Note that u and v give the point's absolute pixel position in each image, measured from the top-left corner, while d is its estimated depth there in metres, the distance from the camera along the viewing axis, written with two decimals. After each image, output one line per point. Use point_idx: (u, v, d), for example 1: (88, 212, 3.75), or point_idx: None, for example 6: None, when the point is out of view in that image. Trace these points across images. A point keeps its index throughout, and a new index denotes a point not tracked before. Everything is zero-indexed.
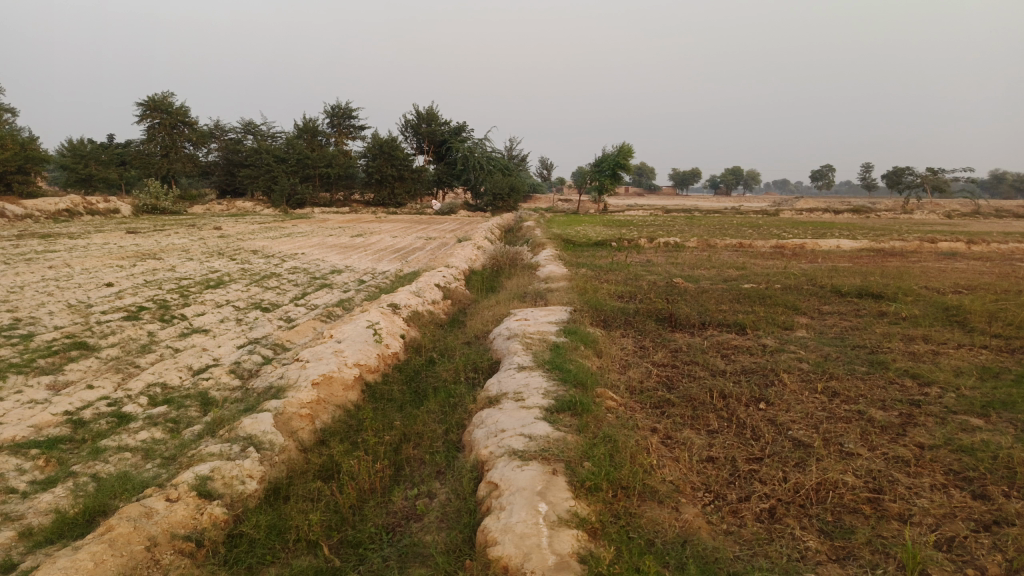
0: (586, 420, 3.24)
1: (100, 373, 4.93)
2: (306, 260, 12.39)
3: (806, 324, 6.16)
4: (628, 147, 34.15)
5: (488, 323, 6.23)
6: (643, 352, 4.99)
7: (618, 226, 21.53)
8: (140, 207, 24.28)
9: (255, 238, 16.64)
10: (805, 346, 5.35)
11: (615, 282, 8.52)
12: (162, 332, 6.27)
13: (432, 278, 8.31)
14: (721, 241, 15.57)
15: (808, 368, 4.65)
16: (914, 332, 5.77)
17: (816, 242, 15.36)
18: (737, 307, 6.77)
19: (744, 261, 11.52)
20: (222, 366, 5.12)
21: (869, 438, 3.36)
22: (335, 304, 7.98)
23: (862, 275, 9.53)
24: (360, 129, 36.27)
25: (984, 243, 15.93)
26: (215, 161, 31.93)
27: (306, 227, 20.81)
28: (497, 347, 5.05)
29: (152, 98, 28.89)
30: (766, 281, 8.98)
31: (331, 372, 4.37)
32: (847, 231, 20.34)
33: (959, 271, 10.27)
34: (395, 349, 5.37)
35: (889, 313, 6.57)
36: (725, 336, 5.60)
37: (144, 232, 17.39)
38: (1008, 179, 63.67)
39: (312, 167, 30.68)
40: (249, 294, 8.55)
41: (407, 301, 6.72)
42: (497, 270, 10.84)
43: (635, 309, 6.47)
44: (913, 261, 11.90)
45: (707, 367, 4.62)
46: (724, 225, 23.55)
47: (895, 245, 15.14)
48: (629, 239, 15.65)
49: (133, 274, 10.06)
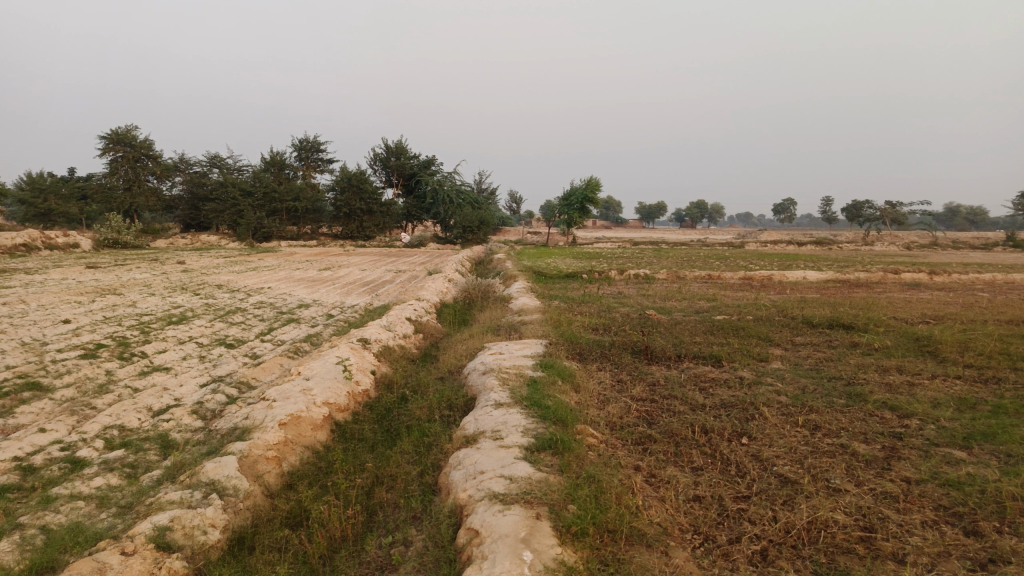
0: (568, 458, 3.13)
1: (54, 415, 4.68)
2: (273, 294, 12.14)
3: (781, 356, 6.14)
4: (596, 181, 34.53)
5: (461, 357, 6.10)
6: (620, 386, 4.91)
7: (588, 258, 21.61)
8: (101, 241, 23.75)
9: (220, 272, 16.32)
10: (782, 378, 5.31)
11: (588, 315, 8.45)
12: (121, 371, 6.02)
13: (403, 311, 8.16)
14: (689, 273, 15.69)
15: (787, 401, 4.59)
16: (888, 362, 5.79)
17: (783, 274, 15.56)
18: (712, 339, 6.74)
19: (714, 292, 11.58)
20: (184, 406, 4.91)
21: (855, 473, 3.29)
22: (302, 339, 7.77)
23: (832, 306, 9.61)
24: (328, 163, 36.18)
25: (946, 273, 16.29)
26: (180, 195, 31.47)
27: (273, 261, 20.54)
28: (472, 382, 4.92)
29: (115, 132, 28.52)
30: (738, 312, 8.99)
31: (299, 411, 4.19)
32: (812, 262, 20.67)
33: (925, 302, 10.43)
34: (365, 386, 5.21)
35: (862, 344, 6.59)
36: (701, 369, 5.54)
37: (105, 266, 16.94)
38: (962, 211, 65.71)
39: (279, 201, 30.40)
40: (213, 330, 8.30)
41: (378, 335, 6.56)
42: (468, 303, 10.73)
43: (610, 341, 6.40)
44: (879, 291, 12.07)
45: (686, 401, 4.54)
46: (692, 257, 23.80)
47: (860, 276, 15.39)
48: (600, 271, 15.67)
49: (91, 310, 9.73)
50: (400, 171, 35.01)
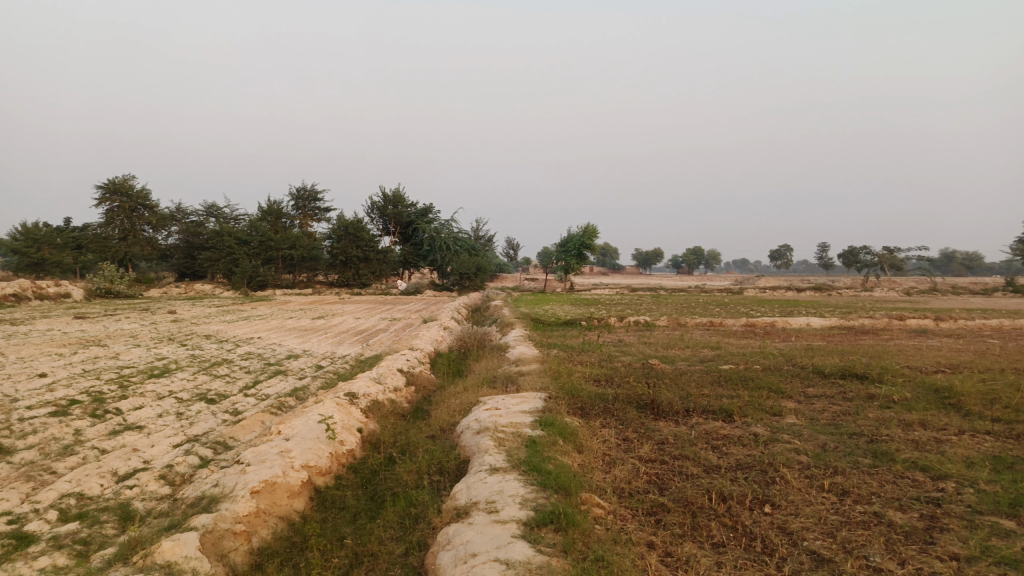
0: (573, 536, 2.76)
1: (8, 482, 4.26)
2: (263, 344, 11.79)
3: (795, 410, 5.76)
4: (593, 228, 34.48)
5: (455, 413, 5.69)
6: (627, 445, 4.51)
7: (586, 305, 21.31)
8: (93, 290, 23.43)
9: (212, 322, 15.96)
10: (800, 435, 4.92)
11: (588, 364, 8.08)
12: (90, 430, 5.60)
13: (394, 362, 7.80)
14: (689, 320, 15.36)
15: (808, 462, 4.20)
16: (910, 416, 5.40)
17: (785, 320, 15.24)
18: (720, 391, 6.37)
19: (717, 340, 11.22)
20: (151, 471, 4.51)
21: (897, 548, 2.91)
22: (288, 393, 7.38)
23: (842, 354, 9.25)
24: (324, 212, 36.22)
25: (952, 319, 15.97)
26: (175, 244, 31.27)
27: (267, 310, 20.26)
28: (465, 443, 4.52)
29: (112, 181, 28.49)
30: (745, 361, 8.62)
31: (274, 477, 3.81)
32: (813, 309, 20.31)
33: (937, 349, 10.10)
34: (351, 446, 4.83)
35: (879, 396, 6.22)
36: (712, 425, 5.14)
37: (94, 317, 16.53)
38: (957, 257, 66.12)
39: (275, 249, 30.20)
40: (195, 384, 7.90)
41: (366, 389, 6.18)
42: (464, 352, 10.35)
43: (613, 395, 6.02)
44: (887, 338, 11.74)
45: (699, 462, 4.16)
46: (692, 303, 23.54)
47: (864, 322, 15.07)
48: (599, 318, 15.34)
49: (72, 363, 9.32)
50: (397, 219, 35.05)
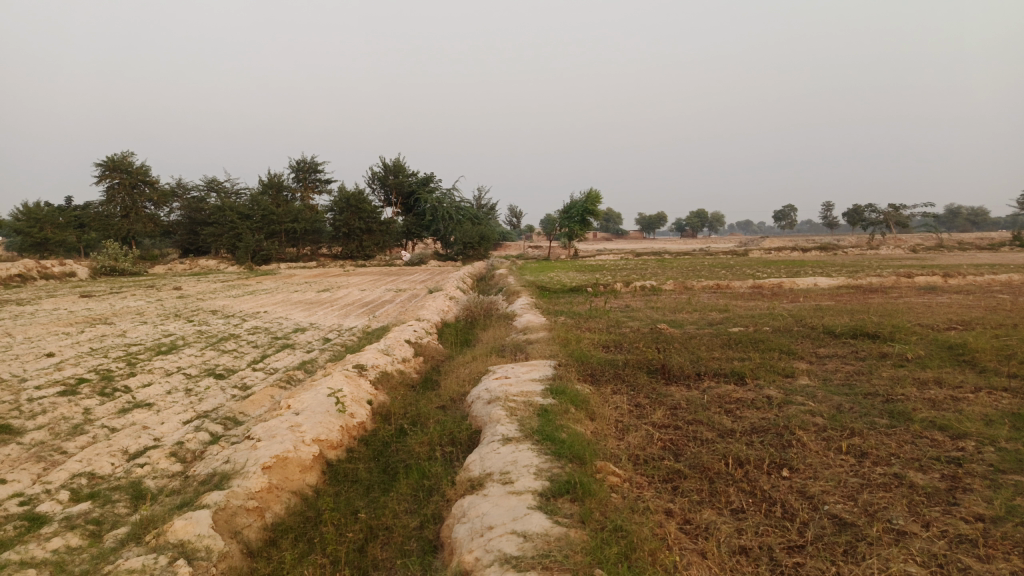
0: (589, 506, 2.71)
1: (18, 463, 4.23)
2: (269, 318, 11.76)
3: (808, 370, 5.71)
4: (596, 193, 34.26)
5: (465, 383, 5.65)
6: (639, 411, 4.47)
7: (591, 271, 21.23)
8: (97, 269, 23.42)
9: (217, 297, 15.94)
10: (814, 396, 4.87)
11: (596, 331, 8.03)
12: (99, 409, 5.59)
13: (402, 333, 7.77)
14: (696, 283, 15.27)
15: (824, 423, 4.14)
16: (924, 375, 5.34)
17: (792, 281, 15.15)
18: (731, 354, 6.31)
19: (725, 303, 11.15)
20: (162, 448, 4.49)
21: (920, 511, 2.86)
22: (296, 367, 7.36)
23: (852, 314, 9.18)
24: (326, 184, 36.02)
25: (961, 275, 15.85)
26: (177, 220, 31.18)
27: (271, 283, 20.21)
28: (476, 413, 4.48)
29: (111, 158, 28.30)
30: (754, 323, 8.56)
31: (285, 452, 3.78)
32: (820, 268, 20.19)
33: (947, 306, 10.02)
34: (361, 418, 4.80)
35: (892, 355, 6.16)
36: (725, 388, 5.10)
37: (100, 295, 16.52)
38: (963, 212, 65.65)
39: (278, 223, 30.09)
40: (203, 360, 7.88)
41: (375, 361, 6.14)
42: (471, 322, 10.30)
43: (624, 360, 5.97)
44: (896, 296, 11.66)
45: (713, 426, 4.11)
46: (698, 266, 23.42)
47: (872, 281, 14.97)
48: (604, 284, 15.27)
49: (79, 342, 9.31)
50: (399, 189, 34.85)
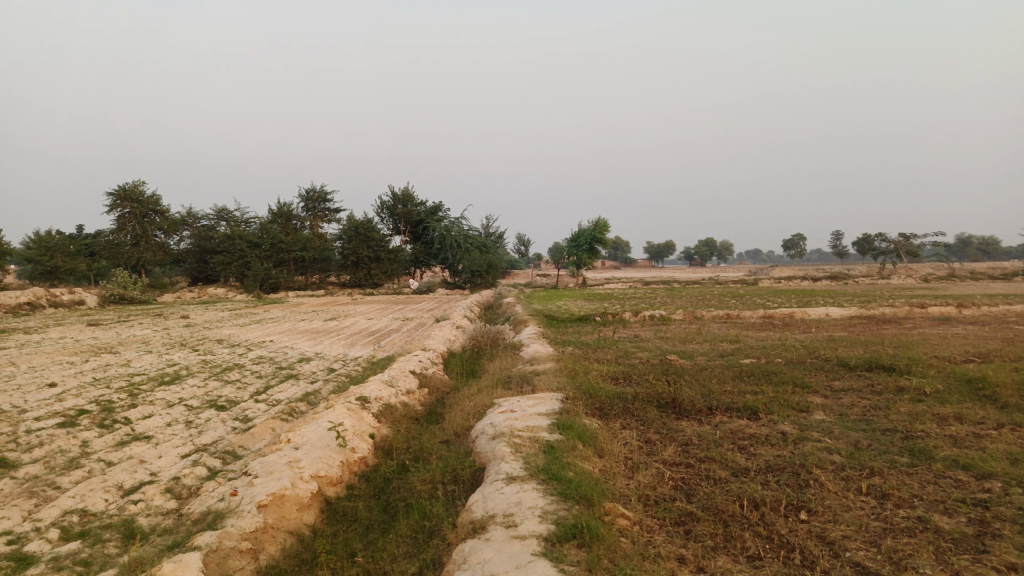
0: (597, 553, 2.57)
1: (9, 498, 4.11)
2: (275, 347, 11.69)
3: (823, 405, 5.54)
4: (604, 222, 34.28)
5: (469, 417, 5.51)
6: (649, 448, 4.32)
7: (600, 300, 21.09)
8: (106, 297, 23.45)
9: (224, 326, 15.89)
10: (829, 432, 4.71)
11: (605, 362, 7.87)
12: (97, 442, 5.47)
13: (407, 363, 7.65)
14: (705, 313, 15.09)
15: (842, 462, 3.98)
16: (944, 410, 5.17)
17: (804, 311, 14.95)
18: (743, 387, 6.14)
19: (736, 333, 10.97)
20: (157, 484, 4.37)
21: (948, 558, 2.70)
22: (299, 398, 7.24)
23: (866, 345, 9.00)
24: (335, 213, 36.21)
25: (975, 306, 15.63)
26: (187, 249, 31.33)
27: (279, 312, 20.17)
28: (480, 449, 4.34)
29: (123, 187, 28.53)
30: (766, 355, 8.39)
31: (282, 490, 3.65)
32: (831, 298, 19.97)
33: (962, 337, 9.82)
34: (362, 453, 4.67)
35: (910, 389, 5.98)
36: (737, 424, 4.94)
37: (107, 324, 16.50)
38: (974, 241, 65.33)
39: (286, 251, 30.17)
40: (205, 390, 7.77)
41: (378, 392, 6.01)
42: (477, 352, 10.18)
43: (633, 394, 5.81)
44: (910, 327, 11.46)
45: (726, 464, 3.96)
46: (707, 295, 23.25)
47: (884, 311, 14.77)
48: (613, 313, 15.12)
49: (82, 371, 9.22)
50: (407, 218, 34.99)
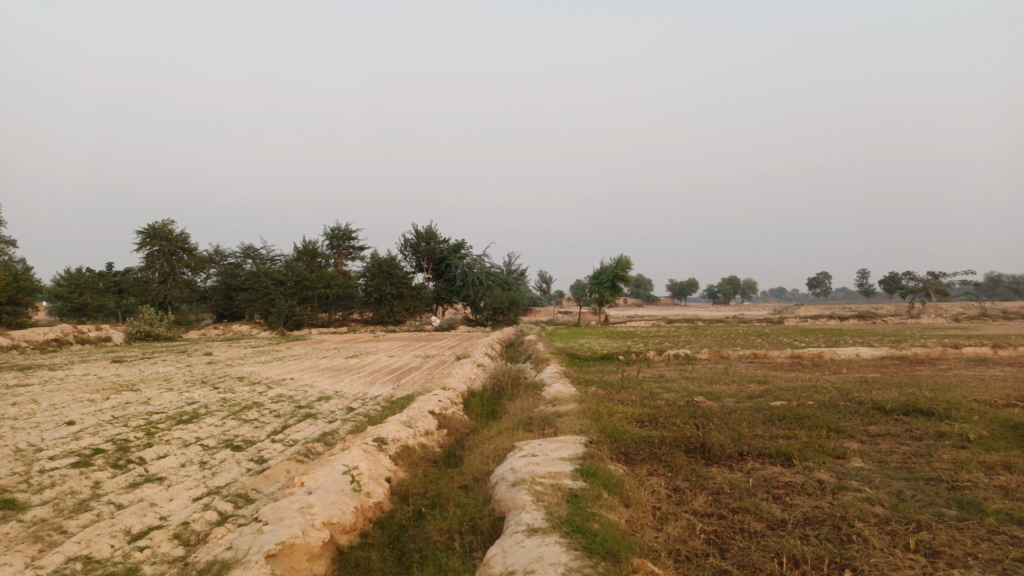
0: None
1: (14, 544, 3.99)
2: (294, 385, 11.58)
3: (860, 451, 5.27)
4: (627, 259, 34.18)
5: (489, 461, 5.31)
6: (678, 497, 4.09)
7: (623, 338, 20.83)
8: (133, 334, 23.63)
9: (246, 363, 15.86)
10: (870, 481, 4.45)
11: (629, 403, 7.64)
12: (109, 483, 5.36)
13: (426, 403, 7.49)
14: (731, 352, 14.77)
15: (885, 515, 3.73)
16: (991, 458, 4.88)
17: (833, 351, 14.57)
18: (775, 432, 5.88)
19: (763, 374, 10.67)
20: (166, 529, 4.22)
21: None
22: (316, 438, 7.10)
23: (901, 388, 8.67)
24: (358, 250, 36.50)
25: (1012, 346, 15.14)
26: (213, 286, 31.61)
27: (301, 349, 20.14)
28: (500, 497, 4.15)
29: (152, 226, 29.01)
30: (796, 397, 8.10)
31: (292, 538, 3.49)
32: (859, 338, 19.53)
33: (1001, 380, 9.44)
34: (378, 498, 4.50)
35: (952, 435, 5.69)
36: (771, 471, 4.70)
37: (131, 361, 16.56)
38: (1005, 280, 64.18)
39: (310, 289, 30.34)
40: (222, 429, 7.66)
41: (396, 434, 5.85)
42: (498, 391, 9.98)
43: (659, 437, 5.59)
44: (945, 369, 11.08)
45: (761, 516, 3.73)
46: (731, 334, 22.89)
47: (917, 351, 14.35)
48: (636, 351, 14.87)
49: (102, 409, 9.17)
50: (430, 255, 35.21)
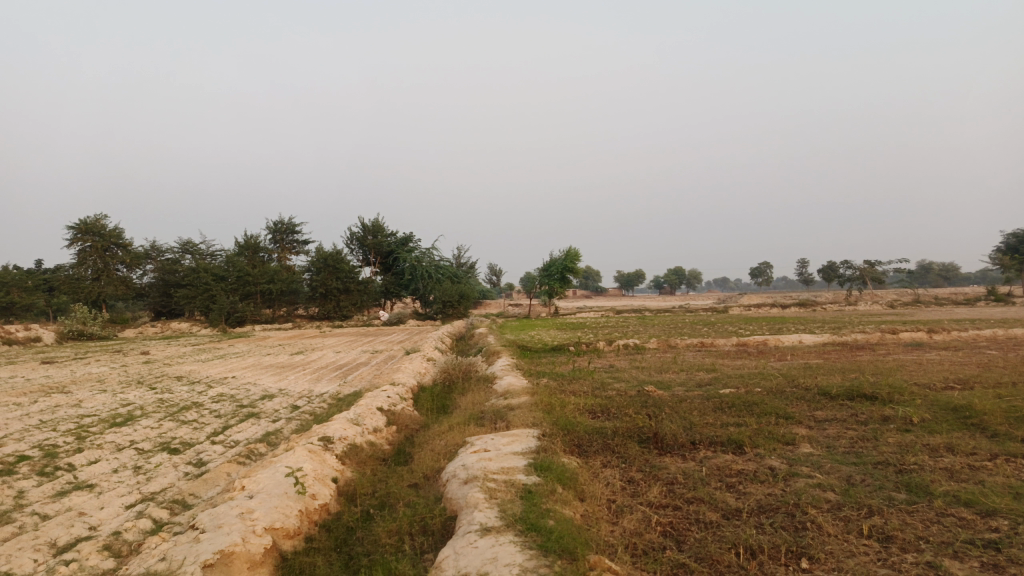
0: None
1: None
2: (237, 384, 11.19)
3: (809, 437, 5.31)
4: (575, 251, 34.33)
5: (440, 457, 5.17)
6: (633, 489, 4.03)
7: (573, 329, 20.88)
8: (64, 333, 22.61)
9: (185, 362, 15.31)
10: (820, 466, 4.47)
11: (580, 394, 7.59)
12: (34, 492, 5.02)
13: (374, 399, 7.29)
14: (679, 341, 14.92)
15: (838, 500, 3.74)
16: (935, 440, 4.98)
17: (777, 338, 14.85)
18: (725, 419, 5.90)
19: (712, 362, 10.77)
20: (96, 540, 3.96)
21: None
22: (259, 439, 6.84)
23: (845, 373, 8.84)
24: (303, 245, 35.76)
25: (945, 331, 15.68)
26: (150, 283, 30.50)
27: (244, 347, 19.61)
28: (451, 495, 4.01)
29: (83, 221, 27.83)
30: (744, 384, 8.17)
31: (231, 546, 3.29)
32: (801, 325, 19.99)
33: (938, 363, 9.73)
34: (323, 500, 4.32)
35: (896, 419, 5.79)
36: (723, 459, 4.69)
37: (62, 362, 15.82)
38: (935, 268, 66.83)
39: (253, 284, 29.56)
40: (159, 432, 7.31)
41: (343, 432, 5.66)
42: (448, 385, 9.82)
43: (612, 428, 5.53)
44: (885, 354, 11.38)
45: (716, 505, 3.69)
46: (679, 324, 23.20)
47: (857, 337, 14.74)
48: (586, 342, 14.90)
49: (28, 413, 8.67)
50: (377, 249, 34.75)
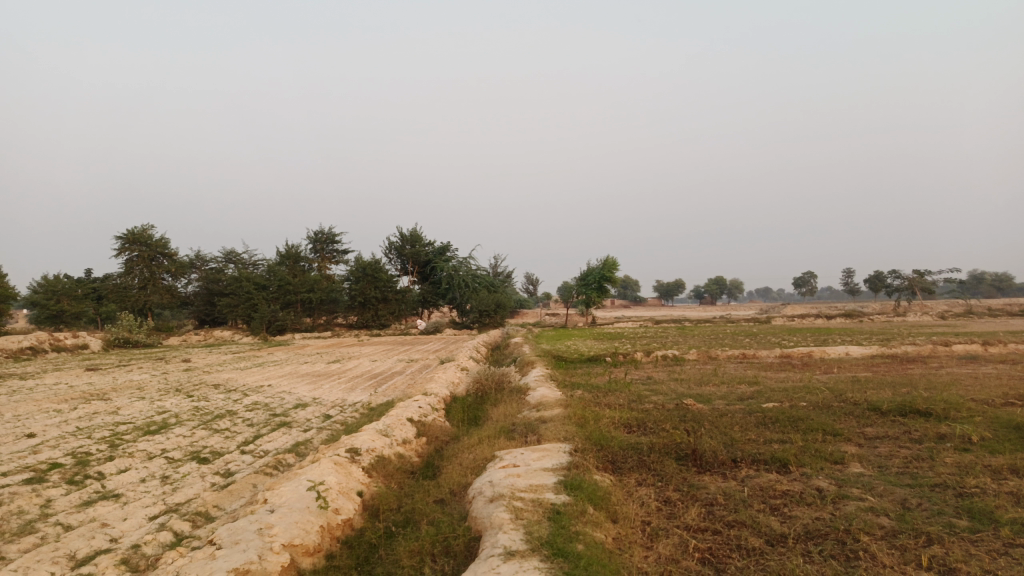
0: None
1: None
2: (271, 393, 11.19)
3: (859, 456, 5.00)
4: (613, 260, 34.05)
5: (468, 472, 5.00)
6: (669, 510, 3.80)
7: (610, 339, 20.56)
8: (111, 341, 23.08)
9: (224, 370, 15.43)
10: (871, 488, 4.18)
11: (615, 407, 7.35)
12: (61, 501, 4.98)
13: (405, 410, 7.17)
14: (720, 352, 14.52)
15: (892, 527, 3.46)
16: (998, 461, 4.62)
17: (823, 350, 14.35)
18: (768, 436, 5.61)
19: (754, 374, 10.41)
20: (114, 554, 3.87)
21: None
22: (288, 449, 6.76)
23: (895, 387, 8.44)
24: (342, 254, 36.12)
25: (1001, 343, 14.99)
26: (194, 291, 31.05)
27: (282, 355, 19.75)
28: (476, 513, 3.83)
29: (131, 231, 28.49)
30: (788, 398, 7.84)
31: (246, 564, 3.17)
32: (847, 336, 19.35)
33: (995, 378, 9.23)
34: (347, 515, 4.19)
35: (953, 437, 5.43)
36: (767, 479, 4.42)
37: (106, 369, 16.09)
38: (987, 278, 64.71)
39: (293, 293, 29.86)
40: (191, 441, 7.29)
41: (371, 444, 5.51)
42: (481, 396, 9.66)
43: (648, 444, 5.28)
44: (937, 367, 10.88)
45: (759, 530, 3.44)
46: (719, 334, 22.72)
47: (906, 350, 14.16)
48: (624, 353, 14.61)
49: (66, 420, 8.75)
50: (415, 258, 34.91)
